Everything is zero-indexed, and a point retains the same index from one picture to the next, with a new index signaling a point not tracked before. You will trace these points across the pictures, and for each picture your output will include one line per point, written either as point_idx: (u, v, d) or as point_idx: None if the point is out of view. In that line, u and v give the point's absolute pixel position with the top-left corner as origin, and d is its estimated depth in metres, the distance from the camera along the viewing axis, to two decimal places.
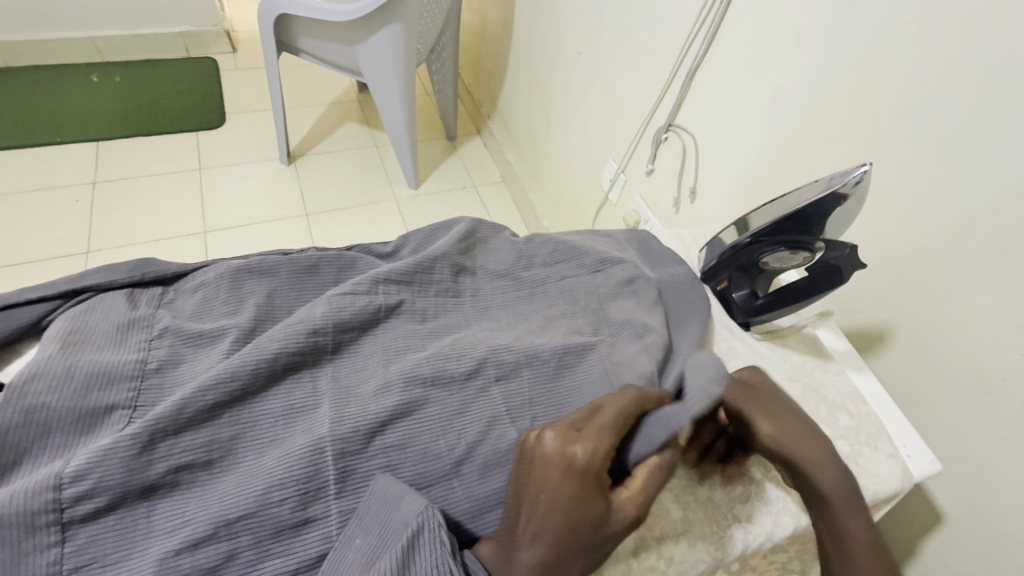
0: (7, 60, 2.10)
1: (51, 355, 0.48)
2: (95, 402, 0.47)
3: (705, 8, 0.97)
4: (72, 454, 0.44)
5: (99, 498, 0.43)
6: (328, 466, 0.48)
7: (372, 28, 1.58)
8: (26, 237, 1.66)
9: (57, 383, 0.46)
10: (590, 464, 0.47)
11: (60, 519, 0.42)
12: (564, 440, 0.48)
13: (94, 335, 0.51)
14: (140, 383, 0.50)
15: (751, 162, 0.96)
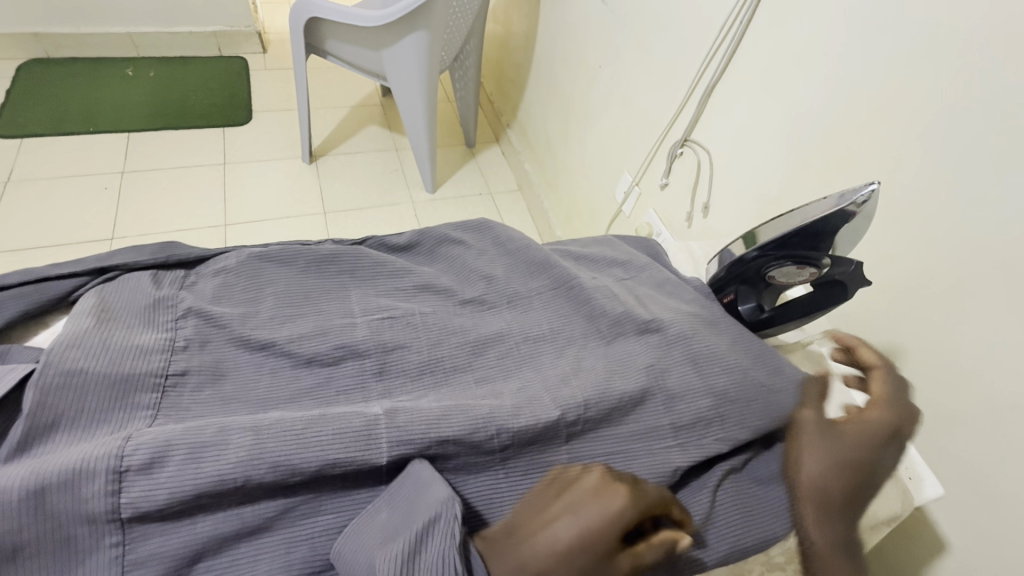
0: (49, 51, 2.20)
1: (84, 328, 0.50)
2: (130, 370, 0.49)
3: (724, 28, 1.00)
4: (121, 421, 0.46)
5: (153, 453, 0.42)
6: (382, 444, 0.46)
7: (398, 34, 1.63)
8: (55, 222, 1.71)
9: (92, 353, 0.48)
10: (617, 510, 0.47)
11: (118, 469, 0.41)
12: (611, 482, 0.49)
13: (124, 313, 0.54)
14: (171, 356, 0.52)
15: (763, 181, 0.97)
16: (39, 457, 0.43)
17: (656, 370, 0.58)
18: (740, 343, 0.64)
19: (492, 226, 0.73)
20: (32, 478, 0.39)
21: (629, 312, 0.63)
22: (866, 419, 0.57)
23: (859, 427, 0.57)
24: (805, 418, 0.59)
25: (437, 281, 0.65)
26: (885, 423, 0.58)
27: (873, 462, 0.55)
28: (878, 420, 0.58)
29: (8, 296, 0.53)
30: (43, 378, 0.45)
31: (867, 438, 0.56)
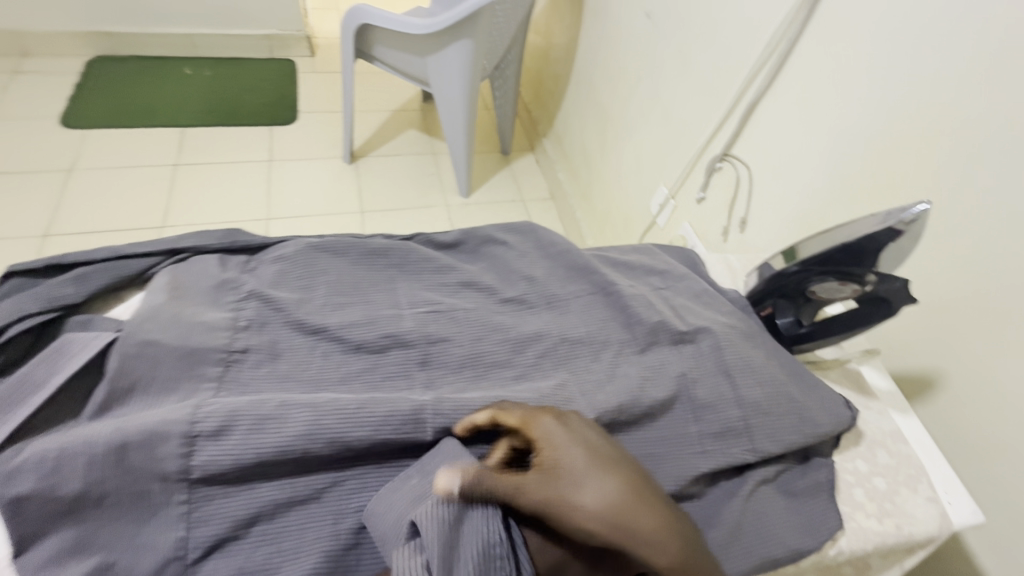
0: (116, 49, 2.34)
1: (159, 304, 0.54)
2: (198, 345, 0.53)
3: (770, 46, 1.00)
4: (189, 389, 0.50)
5: (221, 422, 0.45)
6: (427, 427, 0.49)
7: (444, 42, 1.68)
8: (113, 208, 1.81)
9: (166, 327, 0.53)
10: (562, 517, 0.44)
11: (190, 434, 0.44)
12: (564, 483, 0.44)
13: (193, 292, 0.58)
14: (234, 334, 0.55)
15: (803, 199, 0.96)
16: (119, 416, 0.47)
17: (687, 379, 0.59)
18: (776, 357, 0.64)
19: (534, 229, 0.75)
20: (116, 436, 0.43)
21: (664, 321, 0.63)
22: (550, 467, 0.45)
23: (551, 469, 0.45)
24: (527, 504, 0.44)
25: (480, 279, 0.67)
26: (573, 443, 0.47)
27: (606, 484, 0.45)
28: (561, 453, 0.46)
29: (92, 270, 0.57)
30: (124, 347, 0.50)
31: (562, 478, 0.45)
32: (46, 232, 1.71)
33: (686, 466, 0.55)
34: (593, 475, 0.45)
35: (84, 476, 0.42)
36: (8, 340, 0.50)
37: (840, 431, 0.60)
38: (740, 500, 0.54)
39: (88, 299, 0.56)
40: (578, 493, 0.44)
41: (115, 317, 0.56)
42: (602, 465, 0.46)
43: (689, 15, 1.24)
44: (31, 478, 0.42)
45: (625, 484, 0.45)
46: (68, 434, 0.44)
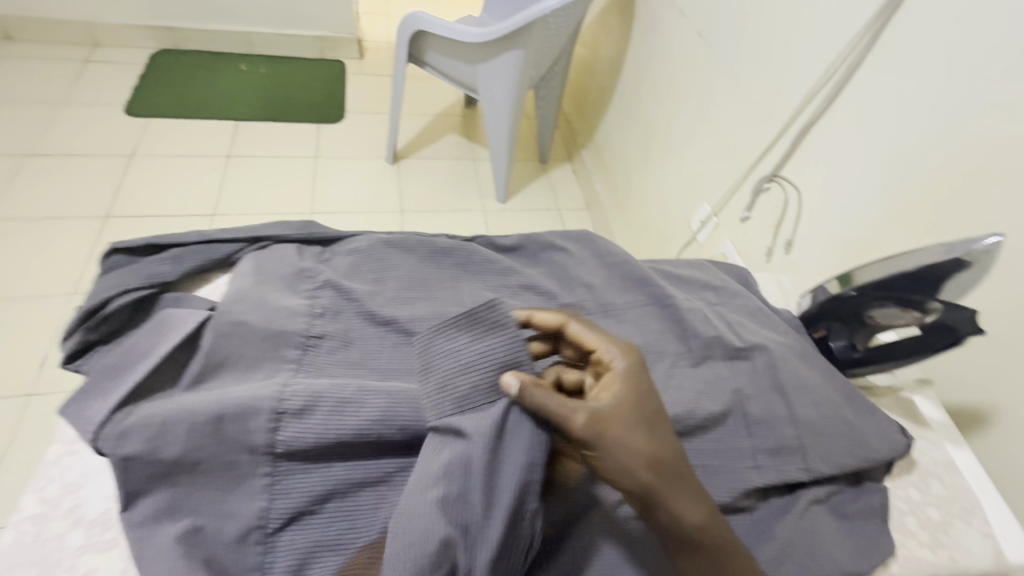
0: (178, 44, 2.45)
1: (246, 288, 0.58)
2: (280, 328, 0.56)
3: (829, 71, 1.01)
4: (271, 369, 0.54)
5: (305, 402, 0.48)
6: None
7: (496, 51, 1.72)
8: (168, 195, 1.89)
9: (255, 310, 0.57)
10: (607, 439, 0.47)
11: (277, 412, 0.48)
12: (619, 412, 0.49)
13: (275, 278, 0.62)
14: (312, 320, 0.59)
15: (858, 223, 0.97)
16: (210, 388, 0.51)
17: (742, 395, 0.60)
18: (831, 379, 0.65)
19: (591, 238, 0.77)
20: (213, 407, 0.47)
21: (721, 337, 0.64)
22: (610, 396, 0.50)
23: (612, 399, 0.50)
24: (572, 416, 0.47)
25: (539, 283, 0.70)
26: (639, 389, 0.51)
27: (652, 435, 0.49)
28: (626, 392, 0.50)
29: (185, 253, 0.61)
30: (216, 326, 0.54)
31: (619, 408, 0.49)
32: (106, 213, 1.79)
33: (740, 479, 0.56)
34: (646, 424, 0.49)
35: (183, 442, 0.46)
36: (113, 312, 0.55)
37: (892, 458, 0.60)
38: (793, 517, 0.54)
39: (181, 277, 0.60)
40: (626, 427, 0.48)
41: (204, 297, 0.60)
42: (657, 421, 0.50)
43: (744, 35, 1.24)
44: (138, 440, 0.45)
45: (669, 443, 0.49)
46: (167, 402, 0.48)
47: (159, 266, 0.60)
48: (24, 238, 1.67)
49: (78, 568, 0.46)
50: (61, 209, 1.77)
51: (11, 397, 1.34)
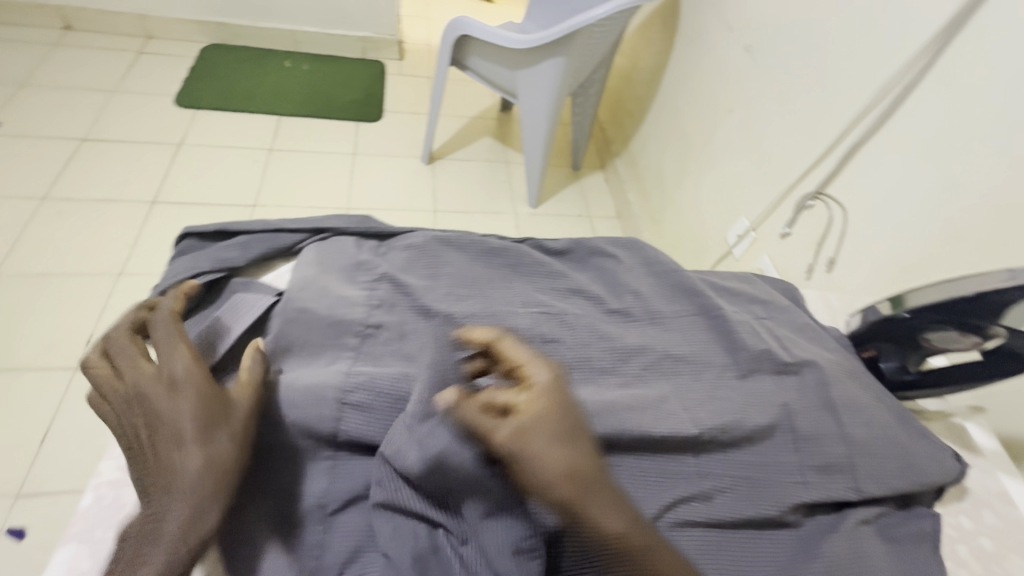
0: (228, 40, 2.54)
1: (310, 277, 0.62)
2: (341, 318, 0.59)
3: (883, 90, 1.00)
4: (334, 359, 0.56)
5: (364, 395, 0.52)
6: None
7: (538, 58, 1.74)
8: (212, 183, 1.95)
9: (318, 300, 0.60)
10: (526, 460, 0.41)
11: (340, 400, 0.52)
12: (537, 432, 0.41)
13: (336, 269, 0.65)
14: (370, 311, 0.61)
15: (906, 245, 0.95)
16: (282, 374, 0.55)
17: (791, 409, 0.60)
18: (881, 400, 0.64)
19: (639, 245, 0.78)
20: (288, 395, 0.52)
21: (770, 351, 0.64)
22: (529, 410, 0.42)
23: (531, 418, 0.42)
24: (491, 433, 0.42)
25: (588, 287, 0.71)
26: (558, 401, 0.43)
27: (573, 448, 0.41)
28: (546, 405, 0.43)
29: (252, 241, 0.65)
30: (289, 313, 0.59)
31: (537, 428, 0.41)
32: (154, 198, 1.86)
33: (786, 494, 0.56)
34: (567, 437, 0.42)
35: (260, 426, 0.51)
36: (187, 293, 0.60)
37: (944, 484, 0.59)
38: (841, 535, 0.54)
39: (248, 263, 0.64)
40: (548, 444, 0.41)
41: (269, 284, 0.64)
42: (580, 430, 0.42)
43: (794, 50, 1.24)
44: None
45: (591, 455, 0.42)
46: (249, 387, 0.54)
47: (229, 252, 0.64)
48: (76, 218, 1.74)
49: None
50: (111, 192, 1.84)
51: (58, 370, 1.40)
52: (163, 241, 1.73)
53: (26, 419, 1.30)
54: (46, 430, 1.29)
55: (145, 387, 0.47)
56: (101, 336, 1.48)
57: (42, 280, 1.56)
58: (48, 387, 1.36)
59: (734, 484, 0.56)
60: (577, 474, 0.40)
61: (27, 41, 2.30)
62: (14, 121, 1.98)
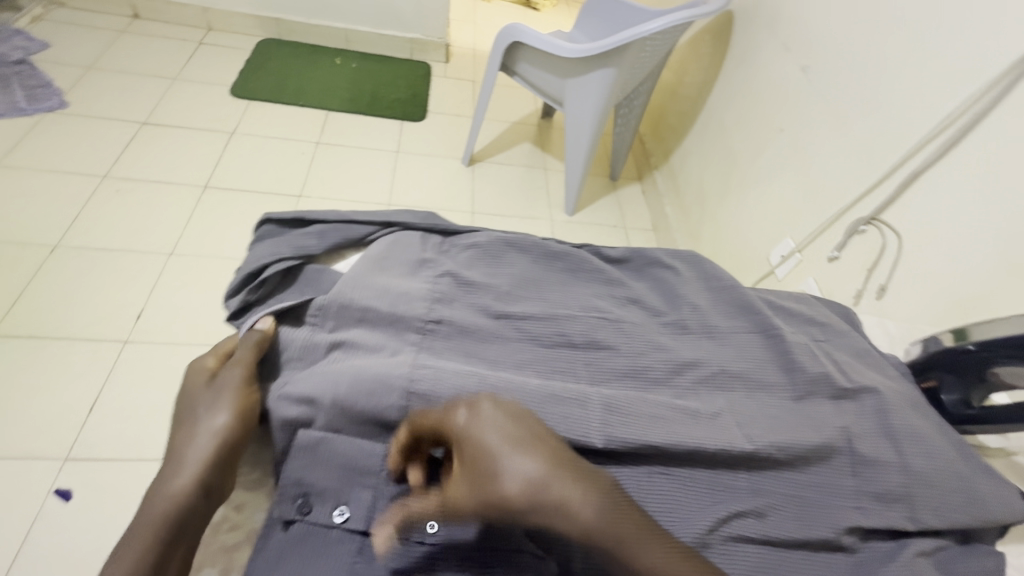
0: (282, 35, 2.62)
1: (365, 275, 0.64)
2: (403, 312, 0.61)
3: (948, 120, 0.98)
4: (395, 350, 0.58)
5: (429, 387, 0.52)
6: (593, 425, 0.53)
7: (588, 67, 1.75)
8: (261, 172, 2.01)
9: (378, 293, 0.62)
10: (490, 496, 0.42)
11: (406, 391, 0.52)
12: (486, 473, 0.43)
13: (399, 264, 0.68)
14: (432, 304, 0.63)
15: (965, 278, 0.93)
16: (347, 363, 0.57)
17: (850, 433, 0.59)
18: (941, 432, 0.63)
19: (697, 259, 0.78)
20: (353, 382, 0.53)
21: (829, 375, 0.64)
22: (470, 455, 0.45)
23: (473, 462, 0.44)
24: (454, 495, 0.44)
25: (645, 297, 0.71)
26: (478, 434, 0.45)
27: (511, 460, 0.43)
28: (476, 442, 0.45)
29: (328, 231, 0.70)
30: (350, 307, 0.61)
31: (482, 467, 0.44)
32: (206, 183, 1.92)
33: (843, 519, 0.55)
34: (507, 450, 0.44)
35: (329, 414, 0.53)
36: (268, 277, 0.66)
37: (1008, 522, 0.58)
38: (899, 564, 0.53)
39: (323, 251, 0.70)
40: (496, 474, 0.43)
41: (341, 270, 0.69)
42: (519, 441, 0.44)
43: (855, 74, 1.22)
44: (295, 406, 0.54)
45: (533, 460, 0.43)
46: (318, 372, 0.55)
47: (306, 241, 0.69)
48: (133, 197, 1.81)
49: (231, 501, 0.56)
50: (168, 175, 1.91)
51: (109, 341, 1.45)
52: (212, 225, 1.79)
53: (78, 387, 1.36)
54: (94, 399, 1.34)
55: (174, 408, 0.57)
56: (149, 312, 1.53)
57: (99, 255, 1.63)
58: (99, 358, 1.42)
59: (789, 504, 0.56)
60: (533, 487, 0.42)
61: (97, 26, 2.42)
62: (82, 102, 2.08)
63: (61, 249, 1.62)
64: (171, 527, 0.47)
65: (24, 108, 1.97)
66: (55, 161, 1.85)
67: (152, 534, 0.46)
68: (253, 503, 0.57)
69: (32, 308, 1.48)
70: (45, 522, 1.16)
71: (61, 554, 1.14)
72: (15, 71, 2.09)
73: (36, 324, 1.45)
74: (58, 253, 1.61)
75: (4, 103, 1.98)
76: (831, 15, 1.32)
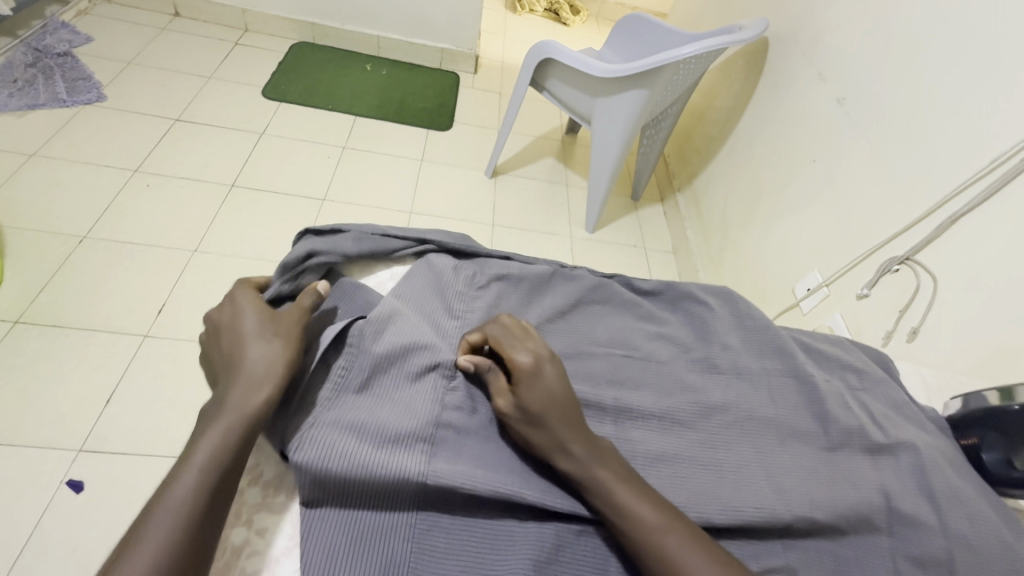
0: (316, 39, 2.66)
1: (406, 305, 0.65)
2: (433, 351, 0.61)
3: (993, 163, 0.96)
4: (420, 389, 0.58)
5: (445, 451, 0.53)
6: None
7: (619, 87, 1.74)
8: (286, 174, 2.03)
9: (405, 328, 0.61)
10: (570, 421, 0.54)
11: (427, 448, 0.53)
12: (563, 404, 0.55)
13: (430, 301, 0.67)
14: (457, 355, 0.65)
15: (1003, 327, 0.91)
16: (377, 396, 0.57)
17: (887, 493, 0.57)
18: (982, 494, 0.60)
19: (730, 296, 0.77)
20: (379, 435, 0.52)
21: (863, 428, 0.61)
22: (549, 383, 0.56)
23: (549, 392, 0.55)
24: (546, 411, 0.54)
25: (674, 333, 0.71)
26: (549, 372, 0.57)
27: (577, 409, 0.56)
28: (550, 375, 0.57)
29: (364, 236, 0.75)
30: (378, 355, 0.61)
31: (557, 402, 0.55)
32: (233, 182, 1.94)
33: None
34: (568, 399, 0.56)
35: (346, 461, 0.49)
36: (307, 265, 0.71)
37: None
38: None
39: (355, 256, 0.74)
40: (569, 406, 0.55)
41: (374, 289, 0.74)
42: (542, 409, 0.54)
43: (895, 108, 1.20)
44: (312, 447, 0.50)
45: (565, 431, 0.53)
46: (343, 418, 0.53)
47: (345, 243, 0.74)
48: (162, 192, 1.84)
49: (255, 525, 0.55)
50: (197, 172, 1.94)
51: (130, 335, 1.46)
52: (236, 225, 1.80)
53: (95, 379, 1.37)
54: (112, 392, 1.36)
55: (229, 324, 0.62)
56: (171, 308, 1.54)
57: (125, 248, 1.65)
58: (119, 351, 1.43)
59: (820, 564, 0.53)
60: (585, 427, 0.55)
61: (139, 23, 2.48)
62: (119, 96, 2.13)
63: (89, 240, 1.65)
64: (239, 437, 0.51)
65: (64, 100, 2.02)
66: (89, 153, 1.89)
67: (226, 436, 0.51)
68: (275, 528, 0.55)
69: (58, 298, 1.50)
70: (55, 512, 1.17)
71: (68, 547, 1.14)
72: (58, 62, 2.14)
73: (59, 314, 1.47)
74: (86, 245, 1.63)
75: (45, 94, 2.03)
76: (871, 47, 1.30)
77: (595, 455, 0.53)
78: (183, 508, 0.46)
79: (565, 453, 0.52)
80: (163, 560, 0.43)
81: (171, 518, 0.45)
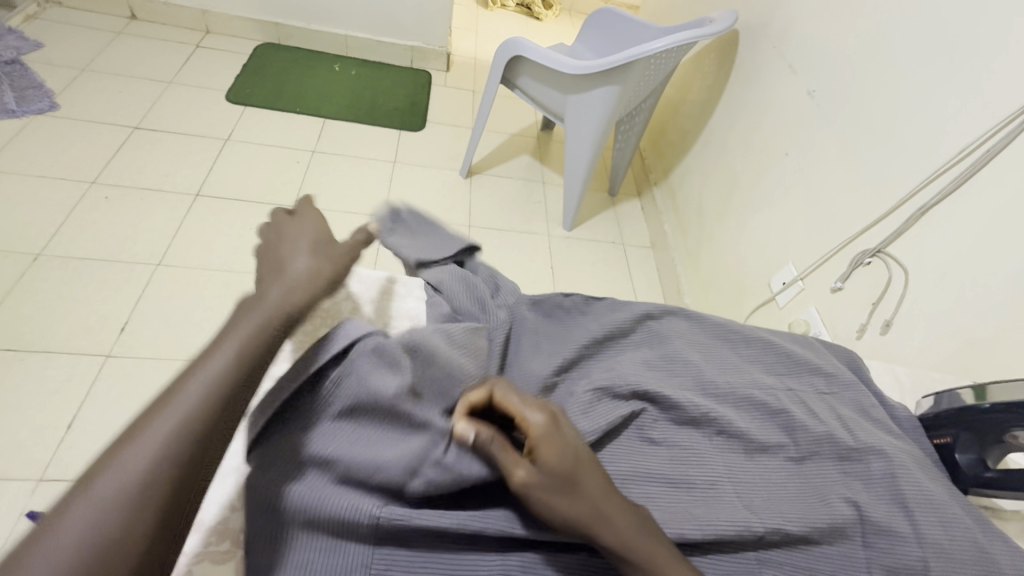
0: (281, 40, 2.58)
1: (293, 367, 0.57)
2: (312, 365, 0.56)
3: (959, 154, 0.96)
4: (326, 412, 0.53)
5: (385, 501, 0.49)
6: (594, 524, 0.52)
7: (590, 84, 1.72)
8: (253, 180, 1.97)
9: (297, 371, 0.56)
10: (597, 485, 0.49)
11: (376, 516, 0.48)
12: (589, 466, 0.50)
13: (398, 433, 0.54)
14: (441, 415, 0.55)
15: (973, 318, 0.91)
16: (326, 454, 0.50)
17: (858, 503, 0.56)
18: (954, 496, 0.60)
19: (689, 311, 0.76)
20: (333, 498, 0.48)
21: (832, 435, 0.61)
22: (570, 444, 0.51)
23: (575, 455, 0.50)
24: (581, 482, 0.49)
25: (639, 350, 0.69)
26: (568, 432, 0.52)
27: (594, 467, 0.51)
28: (569, 435, 0.52)
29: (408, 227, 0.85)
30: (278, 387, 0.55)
31: (583, 464, 0.50)
32: (198, 191, 1.88)
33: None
34: (589, 459, 0.51)
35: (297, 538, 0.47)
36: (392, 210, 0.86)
37: None
38: None
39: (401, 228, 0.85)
40: (592, 467, 0.51)
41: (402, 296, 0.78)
42: (573, 470, 0.49)
43: (864, 101, 1.19)
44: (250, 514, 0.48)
45: (596, 502, 0.48)
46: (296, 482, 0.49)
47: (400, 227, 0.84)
48: (121, 204, 1.76)
49: None
50: (159, 182, 1.87)
51: (90, 355, 1.40)
52: (202, 235, 1.75)
53: (55, 404, 1.31)
54: (73, 416, 1.30)
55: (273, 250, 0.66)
56: (135, 325, 1.48)
57: (83, 265, 1.58)
58: (79, 372, 1.37)
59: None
60: (610, 485, 0.51)
61: (92, 27, 2.38)
62: (73, 104, 2.04)
63: (44, 257, 1.57)
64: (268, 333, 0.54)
65: (13, 110, 1.93)
66: (42, 166, 1.80)
67: (252, 336, 0.53)
68: None
69: (11, 320, 1.43)
70: None
71: None
72: (5, 71, 2.04)
73: (13, 337, 1.40)
74: (41, 262, 1.56)
75: None
76: (839, 38, 1.30)
77: (622, 526, 0.48)
78: (208, 390, 0.47)
79: (602, 524, 0.48)
80: (184, 437, 0.44)
81: (188, 403, 0.46)
